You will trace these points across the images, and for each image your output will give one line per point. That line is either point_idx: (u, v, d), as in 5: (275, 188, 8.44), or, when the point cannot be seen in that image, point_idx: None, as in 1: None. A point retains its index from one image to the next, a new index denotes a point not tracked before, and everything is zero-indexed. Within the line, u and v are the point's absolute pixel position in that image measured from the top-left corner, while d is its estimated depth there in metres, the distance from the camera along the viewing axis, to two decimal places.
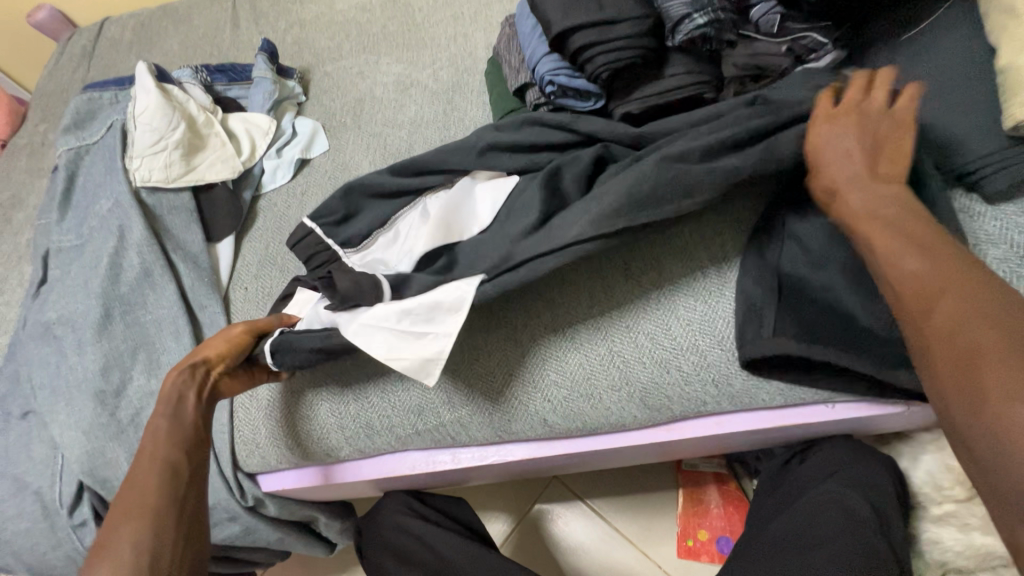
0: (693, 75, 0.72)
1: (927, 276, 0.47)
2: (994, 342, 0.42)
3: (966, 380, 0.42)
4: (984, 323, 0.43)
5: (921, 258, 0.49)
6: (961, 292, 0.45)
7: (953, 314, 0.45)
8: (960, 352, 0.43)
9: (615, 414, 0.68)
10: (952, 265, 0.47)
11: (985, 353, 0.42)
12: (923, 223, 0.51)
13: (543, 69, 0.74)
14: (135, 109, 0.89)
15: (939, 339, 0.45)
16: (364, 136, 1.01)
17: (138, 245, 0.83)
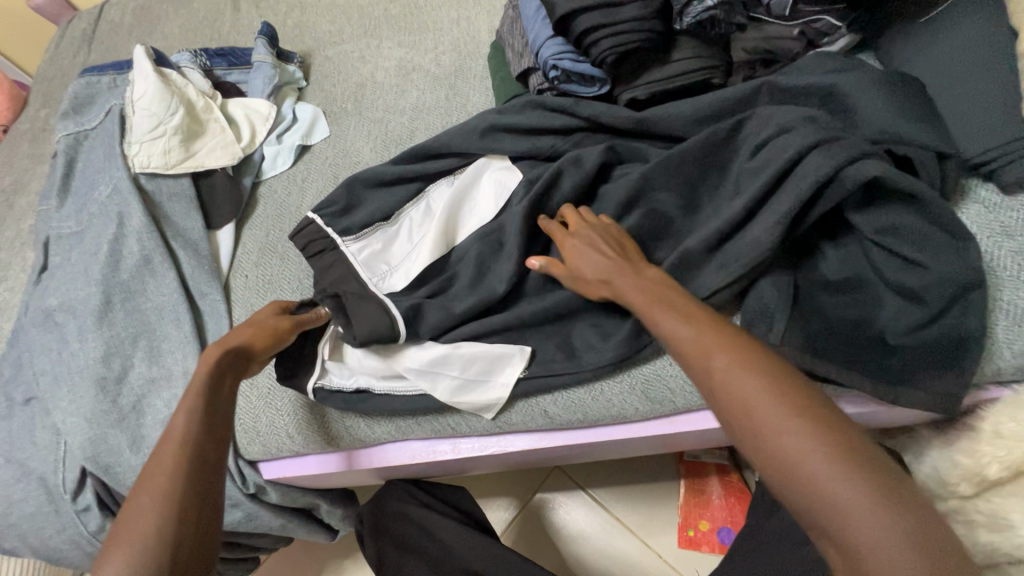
0: (700, 60, 0.70)
1: (693, 339, 0.48)
2: (761, 401, 0.42)
3: (769, 465, 0.41)
4: (753, 386, 0.43)
5: (688, 324, 0.49)
6: (721, 353, 0.46)
7: (719, 389, 0.45)
8: (736, 409, 0.43)
9: (617, 407, 0.67)
10: (721, 334, 0.47)
11: (762, 427, 0.42)
12: (670, 290, 0.54)
13: (546, 54, 0.72)
14: (134, 94, 0.87)
15: (730, 411, 0.44)
16: (365, 122, 0.99)
17: (137, 232, 0.83)
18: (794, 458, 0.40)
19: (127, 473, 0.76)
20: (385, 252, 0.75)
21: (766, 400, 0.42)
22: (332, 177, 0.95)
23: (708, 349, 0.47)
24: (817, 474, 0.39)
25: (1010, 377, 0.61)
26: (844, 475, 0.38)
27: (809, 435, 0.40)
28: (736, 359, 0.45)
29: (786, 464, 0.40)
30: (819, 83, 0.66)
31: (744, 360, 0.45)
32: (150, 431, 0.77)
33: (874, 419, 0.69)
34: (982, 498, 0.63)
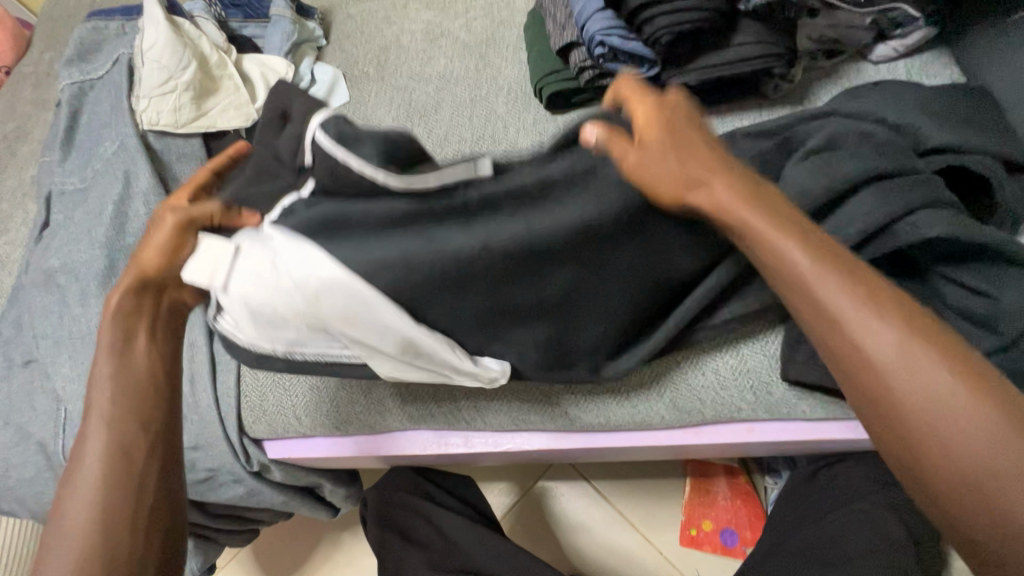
0: (762, 46, 0.64)
1: (814, 278, 0.40)
2: (920, 383, 0.36)
3: (970, 509, 0.35)
4: (915, 361, 0.37)
5: (818, 264, 0.40)
6: (852, 302, 0.39)
7: (913, 404, 0.36)
8: (880, 382, 0.37)
9: (642, 414, 0.64)
10: (860, 290, 0.39)
11: (979, 470, 0.34)
12: (774, 199, 0.45)
13: (592, 29, 0.65)
14: (143, 43, 0.81)
15: (866, 380, 0.38)
16: (388, 89, 0.93)
17: (144, 193, 0.78)
18: (1016, 510, 0.33)
19: None
20: None
21: (990, 431, 0.34)
22: None
23: (900, 359, 0.37)
24: (983, 468, 0.34)
25: None
26: None
27: None
28: (945, 371, 0.36)
29: (1008, 517, 0.33)
30: (872, 95, 0.63)
31: (953, 371, 0.36)
32: None
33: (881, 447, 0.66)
34: None
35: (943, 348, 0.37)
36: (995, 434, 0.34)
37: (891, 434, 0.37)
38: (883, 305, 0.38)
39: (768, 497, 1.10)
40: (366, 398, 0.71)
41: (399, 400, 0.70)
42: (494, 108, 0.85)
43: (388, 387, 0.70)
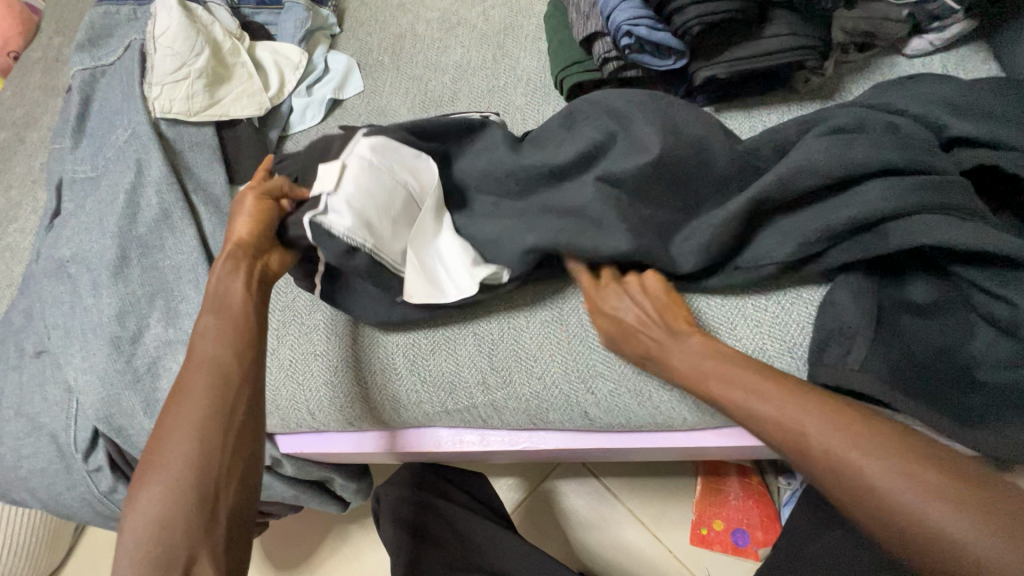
0: (796, 38, 0.61)
1: (774, 415, 0.45)
2: (879, 479, 0.39)
3: (866, 507, 0.39)
4: (867, 452, 0.40)
5: (767, 392, 0.46)
6: (803, 410, 0.44)
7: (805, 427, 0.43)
8: (849, 487, 0.40)
9: (664, 415, 0.63)
10: (798, 399, 0.45)
11: (861, 475, 0.40)
12: (739, 360, 0.50)
13: (618, 19, 0.63)
14: (155, 28, 0.80)
15: (837, 489, 0.41)
16: (403, 78, 0.91)
17: (157, 183, 0.77)
18: (895, 499, 0.38)
19: (140, 437, 0.73)
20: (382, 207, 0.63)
21: (841, 438, 0.41)
22: None
23: (789, 402, 0.45)
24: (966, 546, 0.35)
25: None
26: (959, 514, 0.36)
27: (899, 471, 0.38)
28: (794, 401, 0.44)
29: (890, 509, 0.38)
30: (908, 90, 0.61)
31: (803, 401, 0.44)
32: (167, 396, 0.73)
33: None
34: None
35: (809, 388, 0.46)
36: (888, 458, 0.39)
37: (793, 455, 0.44)
38: (783, 381, 0.47)
39: (781, 498, 1.08)
40: (382, 393, 0.70)
41: (415, 397, 0.69)
42: (512, 99, 0.83)
43: (404, 384, 0.69)
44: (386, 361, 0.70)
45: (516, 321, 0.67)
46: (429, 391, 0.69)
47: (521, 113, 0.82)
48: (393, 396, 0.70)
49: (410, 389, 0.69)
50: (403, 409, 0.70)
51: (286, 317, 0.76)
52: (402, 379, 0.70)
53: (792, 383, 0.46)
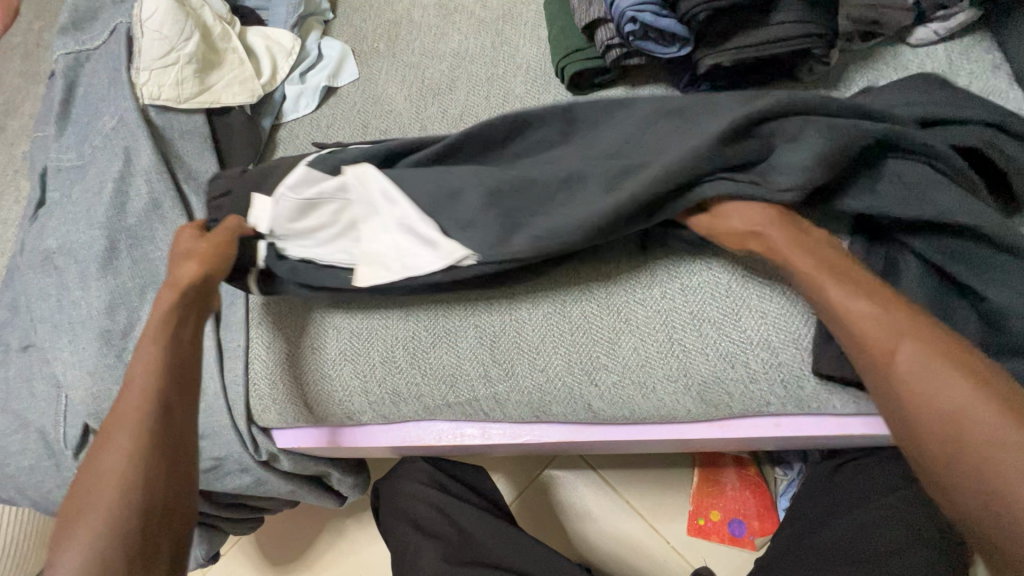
0: (802, 25, 0.60)
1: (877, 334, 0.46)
2: (968, 410, 0.41)
3: (934, 444, 0.42)
4: (955, 383, 0.42)
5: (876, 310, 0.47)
6: (913, 346, 0.44)
7: (901, 358, 0.45)
8: (953, 415, 0.42)
9: (667, 407, 0.62)
10: (926, 332, 0.45)
11: (957, 412, 0.42)
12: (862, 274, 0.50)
13: (624, 4, 0.62)
14: (142, 11, 0.77)
15: (911, 416, 0.43)
16: (399, 66, 0.90)
17: (146, 172, 0.75)
18: (981, 437, 0.40)
19: None
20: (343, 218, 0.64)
21: (937, 369, 0.43)
22: (360, 125, 0.86)
23: (896, 327, 0.46)
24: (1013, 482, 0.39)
25: None
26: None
27: (979, 402, 0.41)
28: (909, 333, 0.45)
29: (974, 443, 0.40)
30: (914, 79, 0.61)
31: (918, 331, 0.45)
32: None
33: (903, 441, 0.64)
34: None
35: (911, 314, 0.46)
36: (978, 400, 0.41)
37: (877, 378, 0.46)
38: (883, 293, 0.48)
39: (777, 488, 1.09)
40: (381, 386, 0.69)
41: (415, 389, 0.68)
42: (511, 88, 0.82)
43: (404, 377, 0.68)
44: (386, 353, 0.69)
45: (518, 313, 0.66)
46: (430, 383, 0.68)
47: (521, 101, 0.80)
48: (392, 388, 0.69)
49: (410, 381, 0.68)
50: (403, 402, 0.69)
51: (283, 309, 0.74)
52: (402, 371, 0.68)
53: (894, 302, 0.47)
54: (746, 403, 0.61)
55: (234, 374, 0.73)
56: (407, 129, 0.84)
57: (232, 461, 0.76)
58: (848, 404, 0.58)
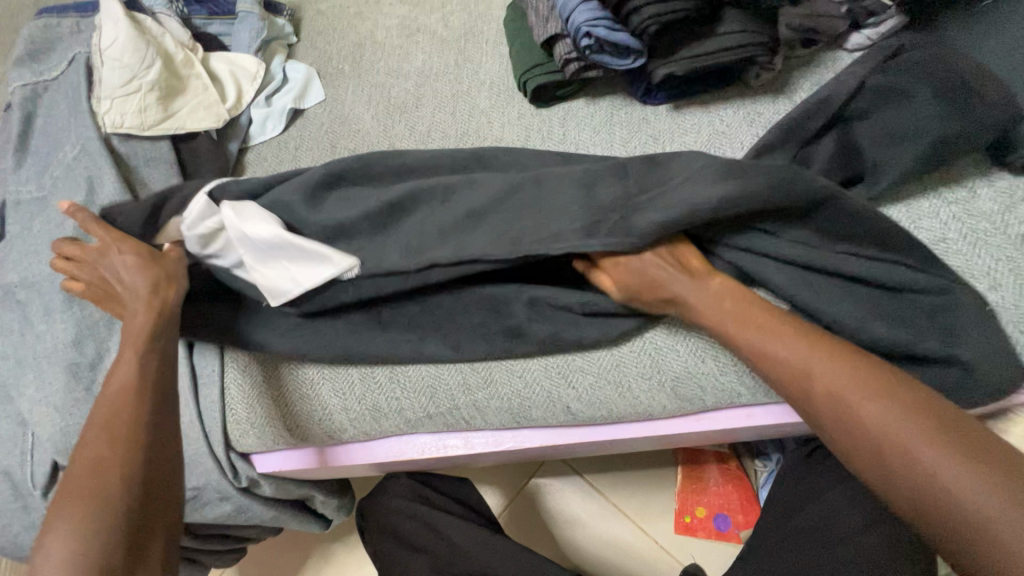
0: (748, 35, 0.64)
1: (835, 380, 0.48)
2: (903, 433, 0.43)
3: (871, 459, 0.45)
4: (898, 417, 0.44)
5: (828, 357, 0.49)
6: (854, 391, 0.46)
7: (816, 361, 0.49)
8: (879, 441, 0.44)
9: (644, 405, 0.64)
10: (874, 387, 0.46)
11: (861, 418, 0.45)
12: (792, 330, 0.52)
13: (579, 20, 0.65)
14: (102, 41, 0.77)
15: (862, 445, 0.45)
16: (365, 86, 0.91)
17: (110, 200, 0.74)
18: (900, 442, 0.43)
19: None
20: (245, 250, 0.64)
21: (854, 390, 0.46)
22: (328, 145, 0.87)
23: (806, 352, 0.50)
24: (966, 501, 0.40)
25: None
26: (934, 452, 0.42)
27: (900, 416, 0.44)
28: (830, 367, 0.48)
29: (893, 440, 0.44)
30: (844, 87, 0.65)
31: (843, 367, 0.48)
32: None
33: None
34: None
35: (840, 351, 0.50)
36: (894, 419, 0.44)
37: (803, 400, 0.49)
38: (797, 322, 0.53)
39: (758, 480, 1.12)
40: (363, 403, 0.69)
41: (396, 403, 0.68)
42: (476, 103, 0.84)
43: (383, 393, 0.69)
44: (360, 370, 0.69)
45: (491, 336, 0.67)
46: (410, 397, 0.68)
47: (486, 116, 0.82)
48: (374, 405, 0.69)
49: (390, 394, 0.69)
50: (384, 418, 0.69)
51: None
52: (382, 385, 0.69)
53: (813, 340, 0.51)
54: (718, 395, 0.63)
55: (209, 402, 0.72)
56: (375, 147, 0.86)
57: (212, 490, 0.75)
58: None
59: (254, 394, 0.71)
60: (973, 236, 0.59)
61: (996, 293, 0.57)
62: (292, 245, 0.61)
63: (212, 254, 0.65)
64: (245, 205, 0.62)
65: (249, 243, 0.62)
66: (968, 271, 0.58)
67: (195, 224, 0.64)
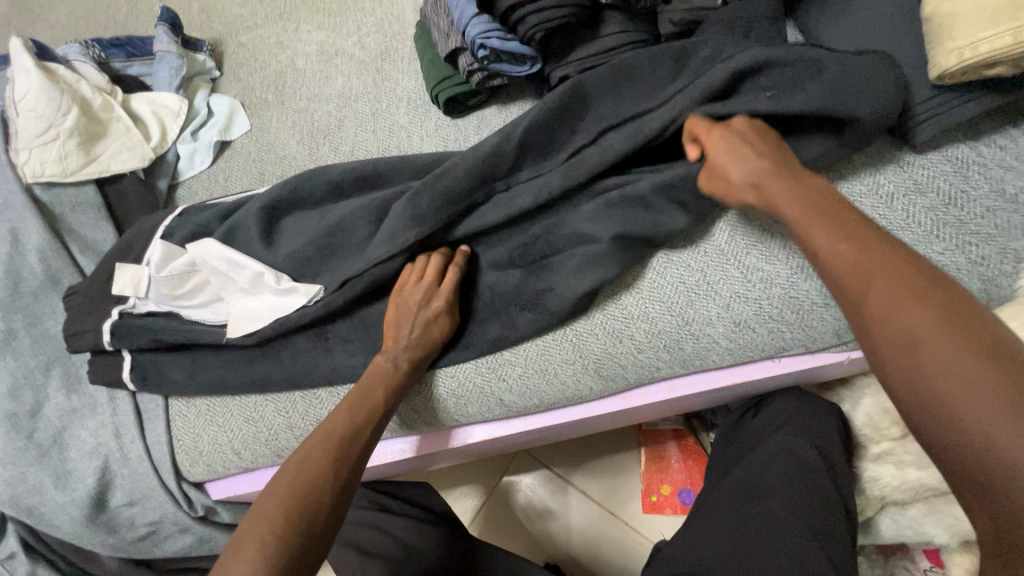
0: (628, 35, 0.69)
1: (853, 261, 0.41)
2: (944, 342, 0.35)
3: (891, 358, 0.37)
4: (935, 320, 0.36)
5: (850, 240, 0.42)
6: (891, 287, 0.38)
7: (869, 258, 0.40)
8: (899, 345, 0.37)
9: (571, 388, 0.67)
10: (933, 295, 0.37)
11: (905, 323, 0.37)
12: (852, 216, 0.44)
13: (473, 33, 0.69)
14: (16, 93, 0.78)
15: (889, 349, 0.37)
16: (289, 112, 0.93)
17: (38, 250, 0.76)
18: (931, 351, 0.35)
19: (56, 513, 0.70)
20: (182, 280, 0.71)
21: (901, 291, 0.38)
22: (257, 173, 0.90)
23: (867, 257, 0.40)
24: (998, 432, 0.32)
25: None
26: (972, 370, 0.33)
27: (946, 325, 0.35)
28: (890, 271, 0.39)
29: (926, 350, 0.35)
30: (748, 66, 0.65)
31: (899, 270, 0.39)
32: (77, 465, 0.71)
33: (781, 381, 0.71)
34: (909, 439, 0.69)
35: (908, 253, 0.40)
36: (940, 327, 0.35)
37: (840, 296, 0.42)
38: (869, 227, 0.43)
39: None
40: (305, 419, 0.70)
41: None
42: (396, 119, 0.87)
43: (323, 407, 0.70)
44: (298, 388, 0.70)
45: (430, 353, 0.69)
46: None
47: (406, 130, 0.86)
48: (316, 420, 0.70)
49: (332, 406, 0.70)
50: None
51: None
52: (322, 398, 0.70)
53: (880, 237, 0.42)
54: (639, 371, 0.66)
55: (155, 436, 0.72)
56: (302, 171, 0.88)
57: (169, 523, 0.75)
58: (724, 356, 0.65)
59: (200, 423, 0.72)
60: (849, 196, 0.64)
61: None
62: (213, 258, 0.70)
63: (137, 296, 0.72)
64: (170, 243, 0.73)
65: (170, 272, 0.71)
66: None
67: (124, 275, 0.73)
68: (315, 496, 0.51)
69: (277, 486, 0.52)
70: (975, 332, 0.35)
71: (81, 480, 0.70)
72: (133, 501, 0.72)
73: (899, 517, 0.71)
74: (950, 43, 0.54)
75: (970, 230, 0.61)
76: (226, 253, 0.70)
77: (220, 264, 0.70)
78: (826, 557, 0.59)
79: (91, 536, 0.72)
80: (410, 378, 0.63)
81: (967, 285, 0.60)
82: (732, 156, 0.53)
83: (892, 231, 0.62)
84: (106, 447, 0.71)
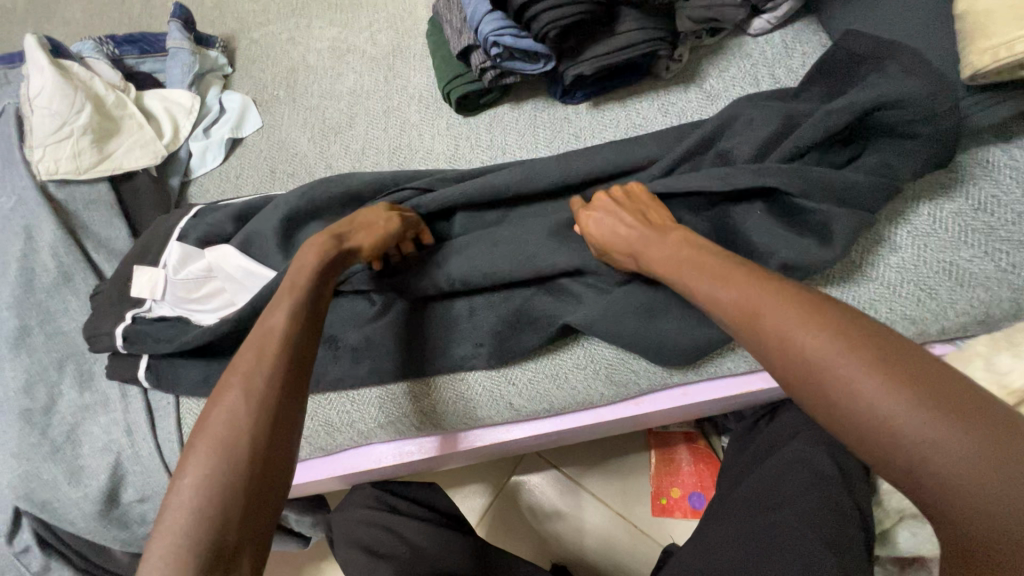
0: (645, 32, 0.67)
1: (743, 300, 0.44)
2: (832, 360, 0.38)
3: (817, 397, 0.39)
4: (827, 352, 0.39)
5: (732, 288, 0.45)
6: (780, 317, 0.41)
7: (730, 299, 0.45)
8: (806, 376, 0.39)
9: (582, 394, 0.66)
10: (814, 320, 0.40)
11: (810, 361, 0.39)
12: (710, 258, 0.50)
13: (485, 31, 0.68)
14: (30, 90, 0.78)
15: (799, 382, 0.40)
16: (300, 110, 0.93)
17: (52, 247, 0.76)
18: (846, 390, 0.37)
19: (68, 508, 0.71)
20: (195, 284, 0.73)
21: (794, 330, 0.40)
22: (268, 170, 0.89)
23: (749, 305, 0.43)
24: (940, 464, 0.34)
25: (954, 333, 0.60)
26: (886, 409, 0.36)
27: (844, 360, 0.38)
28: (780, 305, 0.42)
29: (841, 391, 0.37)
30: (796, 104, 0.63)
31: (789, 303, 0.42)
32: (90, 461, 0.71)
33: None
34: None
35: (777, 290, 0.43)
36: (842, 364, 0.38)
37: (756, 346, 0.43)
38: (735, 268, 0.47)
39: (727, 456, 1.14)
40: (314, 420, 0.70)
41: (346, 416, 0.69)
42: (407, 117, 0.86)
43: (332, 408, 0.70)
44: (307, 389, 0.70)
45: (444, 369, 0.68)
46: (359, 409, 0.69)
47: (417, 128, 0.85)
48: (325, 421, 0.70)
49: (341, 408, 0.70)
50: (337, 433, 0.70)
51: None
52: (331, 400, 0.70)
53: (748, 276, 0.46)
54: (652, 377, 0.65)
55: (166, 433, 0.72)
56: (314, 169, 0.88)
57: None
58: (740, 361, 0.64)
59: None
60: (905, 210, 0.61)
61: (899, 256, 0.60)
62: (230, 263, 0.71)
63: (152, 299, 0.73)
64: (187, 245, 0.74)
65: (187, 275, 0.73)
66: (881, 239, 0.61)
67: (141, 277, 0.73)
68: (234, 414, 0.43)
69: (198, 418, 0.44)
70: (873, 353, 0.38)
71: (93, 476, 0.71)
72: (144, 498, 0.73)
73: (918, 531, 0.69)
74: (985, 40, 0.52)
75: (999, 237, 0.58)
76: (240, 257, 0.71)
77: (232, 270, 0.71)
78: (841, 569, 0.57)
79: (102, 531, 0.73)
80: (323, 264, 0.57)
81: (998, 295, 0.58)
82: (602, 225, 0.60)
83: (920, 238, 0.60)
84: (118, 444, 0.72)
